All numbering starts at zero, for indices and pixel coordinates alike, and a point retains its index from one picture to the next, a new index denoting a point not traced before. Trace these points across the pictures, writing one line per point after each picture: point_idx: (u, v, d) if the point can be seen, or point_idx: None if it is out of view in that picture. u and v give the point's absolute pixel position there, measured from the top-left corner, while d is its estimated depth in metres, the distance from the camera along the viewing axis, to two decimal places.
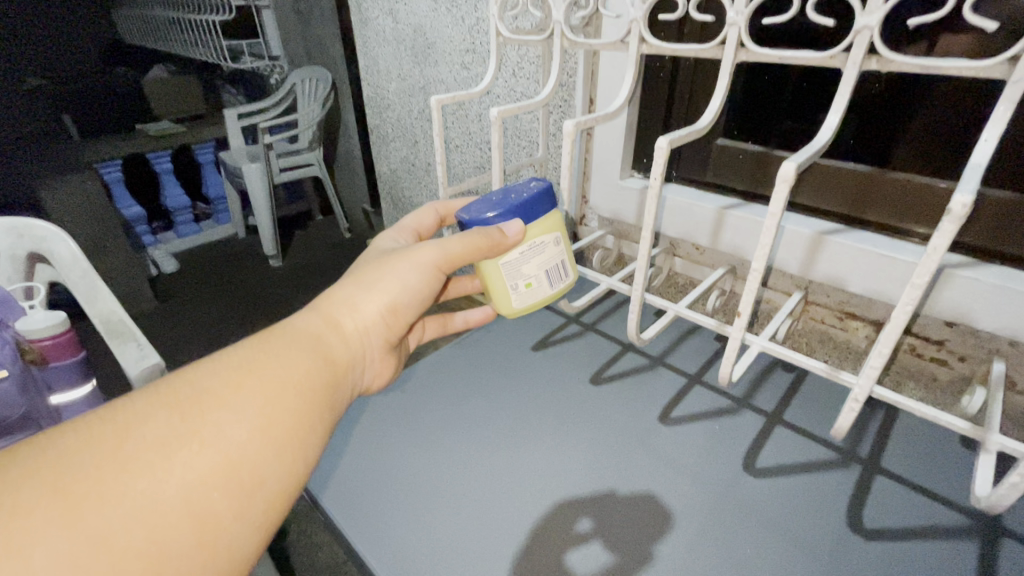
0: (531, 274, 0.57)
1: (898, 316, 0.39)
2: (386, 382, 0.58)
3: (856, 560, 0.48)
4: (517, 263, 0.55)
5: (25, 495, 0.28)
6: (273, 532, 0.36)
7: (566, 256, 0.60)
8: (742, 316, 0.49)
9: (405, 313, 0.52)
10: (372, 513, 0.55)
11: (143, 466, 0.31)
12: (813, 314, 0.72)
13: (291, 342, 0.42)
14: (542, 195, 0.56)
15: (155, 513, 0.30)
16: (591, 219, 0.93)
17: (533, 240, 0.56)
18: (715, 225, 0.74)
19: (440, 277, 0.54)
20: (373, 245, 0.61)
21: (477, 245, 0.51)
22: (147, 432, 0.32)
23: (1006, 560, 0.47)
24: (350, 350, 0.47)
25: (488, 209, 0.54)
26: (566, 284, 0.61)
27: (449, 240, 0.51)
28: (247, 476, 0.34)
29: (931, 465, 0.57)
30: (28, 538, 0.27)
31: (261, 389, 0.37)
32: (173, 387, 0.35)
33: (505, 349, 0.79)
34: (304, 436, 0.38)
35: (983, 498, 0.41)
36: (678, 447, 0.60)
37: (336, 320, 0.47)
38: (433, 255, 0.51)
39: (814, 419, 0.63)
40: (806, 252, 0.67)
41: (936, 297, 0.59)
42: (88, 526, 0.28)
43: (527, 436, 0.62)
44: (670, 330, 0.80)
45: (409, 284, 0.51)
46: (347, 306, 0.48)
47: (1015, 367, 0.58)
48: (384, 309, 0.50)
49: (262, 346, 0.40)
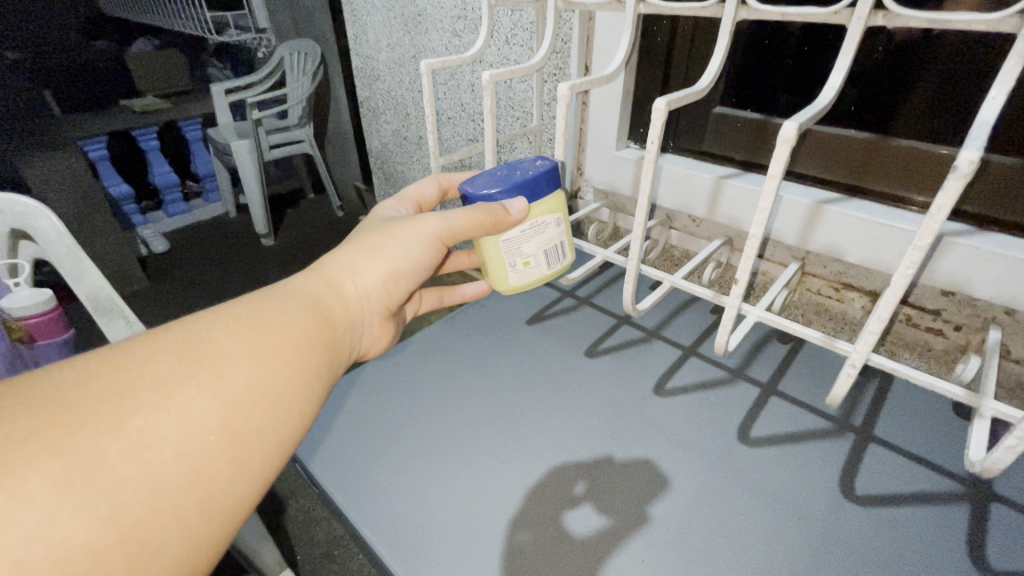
0: (531, 253, 0.56)
1: (897, 282, 0.38)
2: (384, 350, 0.58)
3: (847, 525, 0.49)
4: (517, 241, 0.54)
5: (23, 420, 0.27)
6: (266, 486, 0.36)
7: (566, 238, 0.59)
8: (738, 286, 0.48)
9: (406, 282, 0.52)
10: (368, 486, 0.55)
11: (141, 403, 0.30)
12: (810, 284, 0.72)
13: (292, 302, 0.42)
14: (547, 174, 0.54)
15: (153, 449, 0.30)
16: (586, 191, 0.91)
17: (533, 220, 0.54)
18: (712, 195, 0.72)
19: (441, 248, 0.54)
20: (373, 214, 0.59)
21: (478, 220, 0.49)
22: (145, 371, 0.32)
23: (996, 524, 0.48)
24: (349, 315, 0.47)
25: (491, 184, 0.52)
26: (563, 266, 0.60)
27: (452, 211, 0.50)
28: (244, 424, 0.34)
29: (923, 431, 0.57)
30: (21, 460, 0.26)
31: (260, 342, 0.37)
32: (173, 333, 0.35)
33: (499, 324, 0.78)
34: (302, 394, 0.38)
35: (976, 463, 0.42)
36: (673, 419, 0.60)
37: (337, 284, 0.47)
38: (435, 227, 0.51)
39: (809, 389, 0.63)
40: (803, 221, 0.66)
41: (934, 265, 0.58)
42: (83, 454, 0.28)
43: (523, 409, 0.62)
44: (665, 302, 0.79)
45: (412, 255, 0.51)
46: (349, 271, 0.48)
47: (1011, 336, 0.58)
48: (384, 276, 0.49)
49: (263, 303, 0.40)
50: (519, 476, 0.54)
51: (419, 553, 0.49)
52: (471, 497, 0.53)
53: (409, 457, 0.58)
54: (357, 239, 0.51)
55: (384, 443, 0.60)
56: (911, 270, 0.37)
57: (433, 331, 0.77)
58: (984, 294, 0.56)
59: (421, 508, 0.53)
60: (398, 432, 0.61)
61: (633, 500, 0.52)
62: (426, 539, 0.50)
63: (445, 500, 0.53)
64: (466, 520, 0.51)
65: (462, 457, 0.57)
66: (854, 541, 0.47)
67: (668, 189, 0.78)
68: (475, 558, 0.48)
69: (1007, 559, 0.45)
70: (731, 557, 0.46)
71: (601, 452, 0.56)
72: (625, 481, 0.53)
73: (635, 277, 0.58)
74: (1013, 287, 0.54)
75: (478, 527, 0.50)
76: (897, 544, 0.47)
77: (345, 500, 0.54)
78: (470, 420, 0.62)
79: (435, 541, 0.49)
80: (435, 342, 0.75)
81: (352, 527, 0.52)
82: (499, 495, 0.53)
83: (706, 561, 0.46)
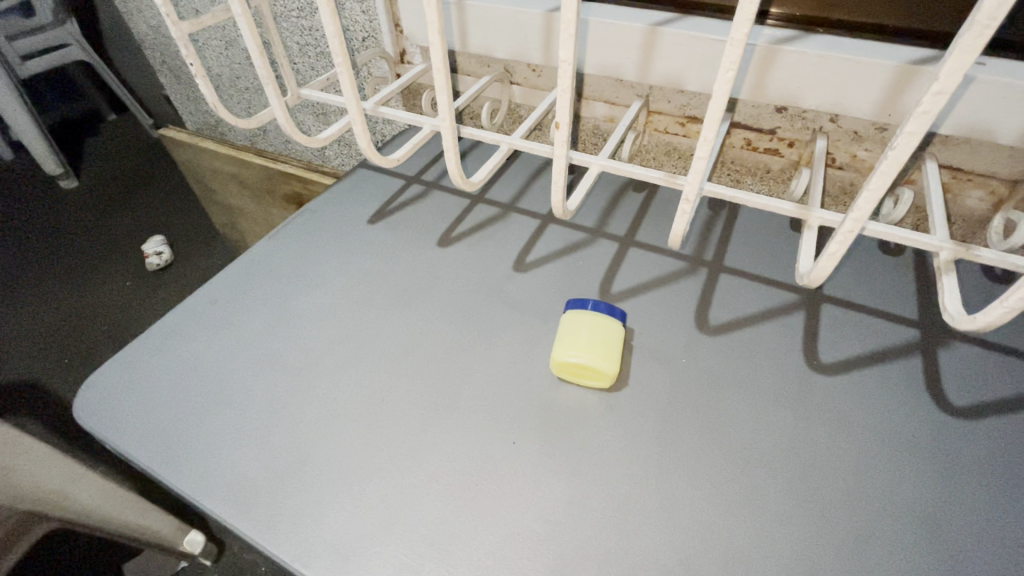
0: (590, 338, 0.47)
1: (721, 92, 0.34)
2: (247, 454, 0.45)
3: (704, 358, 0.50)
4: (582, 337, 0.47)
5: None
6: None
7: (600, 329, 0.48)
8: (563, 132, 0.42)
9: (280, 436, 0.46)
10: (196, 448, 0.46)
11: None
12: (657, 124, 0.67)
13: (300, 406, 0.48)
14: (611, 319, 0.49)
15: None
16: (412, 52, 0.76)
17: (600, 325, 0.48)
18: (544, 34, 0.63)
19: (340, 413, 0.47)
20: (241, 380, 0.50)
21: (595, 337, 0.47)
22: None
23: (827, 323, 0.52)
24: (229, 478, 0.44)
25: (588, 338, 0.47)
26: (603, 329, 0.48)
27: (336, 394, 0.48)
28: None
29: (765, 251, 0.59)
30: None
31: None
32: None
33: (333, 226, 0.66)
34: None
35: (805, 276, 0.43)
36: (536, 293, 0.56)
37: (208, 458, 0.45)
38: (332, 403, 0.48)
39: (663, 233, 0.62)
40: (640, 51, 0.59)
41: (766, 80, 0.56)
42: None
43: (373, 318, 0.55)
44: (518, 171, 0.72)
45: (279, 421, 0.47)
46: (209, 453, 0.45)
47: (835, 144, 0.58)
48: (271, 433, 0.46)
49: (282, 396, 0.49)
50: (376, 390, 0.49)
51: (272, 504, 0.42)
52: (324, 427, 0.46)
53: (244, 400, 0.49)
54: (239, 398, 0.49)
55: (209, 394, 0.49)
56: (731, 74, 0.33)
57: (257, 251, 0.64)
58: (811, 103, 0.55)
59: (265, 454, 0.45)
60: (223, 378, 0.51)
61: (501, 384, 0.49)
62: (278, 488, 0.43)
63: (292, 437, 0.46)
64: (320, 453, 0.45)
65: (304, 387, 0.49)
66: (711, 370, 0.49)
67: (497, 34, 0.66)
68: (337, 492, 0.42)
69: (833, 352, 0.50)
70: (604, 414, 0.46)
71: (463, 346, 0.52)
72: (593, 350, 0.46)
73: (454, 145, 0.49)
74: (833, 88, 0.53)
75: (334, 456, 0.44)
76: (746, 363, 0.49)
77: (171, 470, 0.45)
78: (312, 346, 0.53)
79: (288, 487, 0.43)
80: (260, 264, 0.62)
81: (185, 500, 0.44)
82: (354, 417, 0.47)
83: (578, 424, 0.46)
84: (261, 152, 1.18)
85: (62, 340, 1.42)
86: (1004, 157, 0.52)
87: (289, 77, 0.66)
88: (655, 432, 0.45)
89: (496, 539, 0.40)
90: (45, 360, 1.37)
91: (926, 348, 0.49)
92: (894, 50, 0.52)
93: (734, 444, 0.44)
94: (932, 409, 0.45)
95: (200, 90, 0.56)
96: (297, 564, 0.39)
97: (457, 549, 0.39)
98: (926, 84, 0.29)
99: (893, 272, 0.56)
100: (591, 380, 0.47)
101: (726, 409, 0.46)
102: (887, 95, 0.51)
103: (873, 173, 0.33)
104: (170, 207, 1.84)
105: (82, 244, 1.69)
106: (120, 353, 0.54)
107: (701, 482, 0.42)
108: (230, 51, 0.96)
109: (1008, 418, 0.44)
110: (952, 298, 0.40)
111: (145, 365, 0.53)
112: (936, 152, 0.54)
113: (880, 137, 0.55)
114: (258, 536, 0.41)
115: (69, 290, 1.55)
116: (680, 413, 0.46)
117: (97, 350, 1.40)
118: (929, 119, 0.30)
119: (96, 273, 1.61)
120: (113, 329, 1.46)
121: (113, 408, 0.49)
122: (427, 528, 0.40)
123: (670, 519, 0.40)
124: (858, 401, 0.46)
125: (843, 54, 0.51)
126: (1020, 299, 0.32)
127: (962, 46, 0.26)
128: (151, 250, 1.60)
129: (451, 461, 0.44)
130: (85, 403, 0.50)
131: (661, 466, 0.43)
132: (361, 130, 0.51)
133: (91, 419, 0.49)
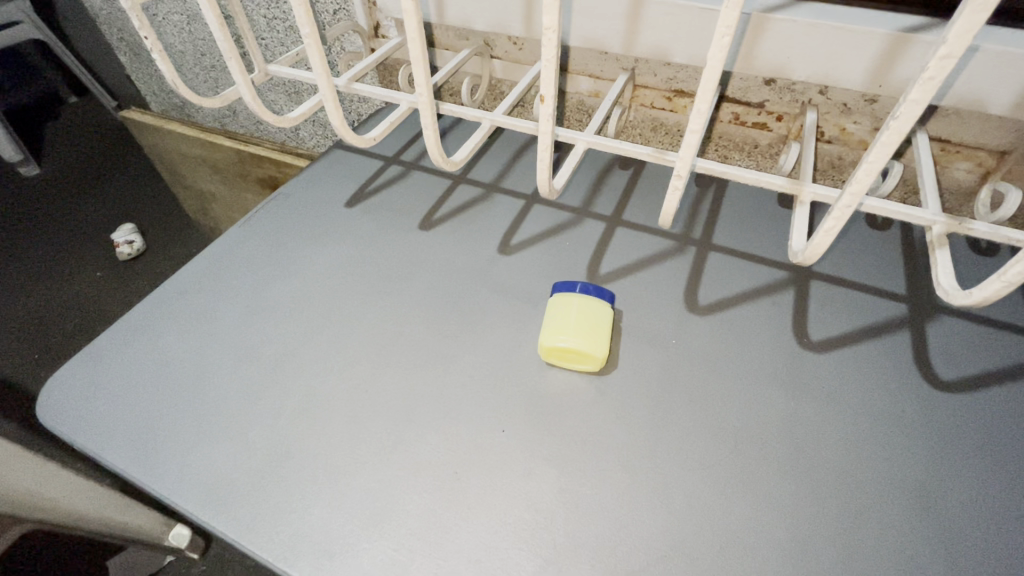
0: (576, 321, 0.46)
1: (715, 60, 0.32)
2: (226, 453, 0.43)
3: (696, 338, 0.49)
4: (569, 319, 0.46)
5: None
6: None
7: (587, 311, 0.47)
8: (548, 106, 0.39)
9: (260, 432, 0.44)
10: (169, 447, 0.44)
11: None
12: (642, 99, 0.65)
13: (281, 401, 0.46)
14: (599, 301, 0.48)
15: None
16: (387, 25, 0.73)
17: (587, 307, 0.47)
18: (526, 4, 0.60)
19: (323, 407, 0.45)
20: (218, 376, 0.48)
21: (583, 319, 0.46)
22: None
23: (817, 300, 0.51)
24: (207, 478, 0.42)
25: (575, 319, 0.46)
26: (592, 312, 0.47)
27: (319, 387, 0.47)
28: None
29: (754, 229, 0.58)
30: None
31: None
32: None
33: (309, 210, 0.63)
34: None
35: (798, 254, 0.42)
36: (521, 277, 0.55)
37: (184, 457, 0.43)
38: (312, 397, 0.46)
39: (651, 212, 0.61)
40: (626, 21, 0.57)
41: (755, 50, 0.54)
42: None
43: (354, 307, 0.53)
44: (501, 149, 0.70)
45: (258, 416, 0.45)
46: (185, 451, 0.43)
47: (824, 117, 0.57)
48: (250, 430, 0.44)
49: (261, 391, 0.47)
50: (359, 380, 0.47)
51: (252, 502, 0.41)
52: (306, 422, 0.44)
53: (220, 396, 0.47)
54: (215, 393, 0.47)
55: (184, 391, 0.47)
56: (726, 39, 0.31)
57: (228, 240, 0.61)
58: (801, 75, 0.54)
59: (243, 452, 0.43)
60: (197, 373, 0.48)
61: (489, 371, 0.47)
62: (258, 487, 0.41)
63: (271, 433, 0.44)
64: (301, 448, 0.43)
65: (284, 380, 0.47)
66: (703, 352, 0.48)
67: (476, 5, 0.63)
68: (320, 488, 0.41)
69: (822, 329, 0.49)
70: (595, 399, 0.45)
71: (448, 333, 0.50)
72: (581, 334, 0.45)
73: (432, 122, 0.46)
74: (824, 58, 0.52)
75: (316, 451, 0.43)
76: (736, 343, 0.48)
77: (145, 470, 0.43)
78: (290, 337, 0.50)
79: (269, 484, 0.41)
80: (232, 252, 0.59)
81: (160, 501, 0.42)
82: (336, 410, 0.45)
83: (569, 410, 0.44)
84: (232, 135, 1.13)
85: (30, 334, 1.37)
86: (992, 128, 0.51)
87: (255, 53, 0.62)
88: (647, 415, 0.44)
89: (488, 531, 0.39)
90: (12, 355, 1.31)
91: (914, 323, 0.49)
92: (886, 19, 0.50)
93: (728, 426, 0.43)
94: (922, 385, 0.45)
95: (157, 65, 0.52)
96: (281, 563, 0.38)
97: (448, 542, 0.38)
98: (932, 49, 0.28)
99: (881, 247, 0.56)
100: (581, 365, 0.46)
101: (719, 391, 0.45)
102: (878, 65, 0.50)
103: (872, 145, 0.32)
104: (140, 193, 1.77)
105: (46, 233, 1.61)
106: (84, 350, 0.51)
107: (693, 465, 0.41)
108: (193, 26, 0.91)
109: (995, 392, 0.44)
110: (945, 273, 0.39)
111: (112, 362, 0.50)
112: (925, 125, 0.54)
113: (870, 109, 0.54)
114: (239, 537, 0.39)
115: (34, 282, 1.48)
116: (672, 396, 0.45)
117: (68, 345, 1.35)
118: (933, 86, 0.28)
119: (62, 264, 1.54)
120: (84, 324, 1.41)
121: (81, 407, 0.47)
122: (415, 521, 0.39)
123: (664, 506, 0.39)
124: (848, 378, 0.46)
125: (835, 24, 0.49)
126: (1018, 273, 0.31)
127: (973, 5, 0.25)
128: (121, 241, 1.55)
129: (439, 453, 0.42)
130: (50, 401, 0.47)
131: (653, 451, 0.42)
132: (334, 108, 0.48)
133: (55, 420, 0.46)
